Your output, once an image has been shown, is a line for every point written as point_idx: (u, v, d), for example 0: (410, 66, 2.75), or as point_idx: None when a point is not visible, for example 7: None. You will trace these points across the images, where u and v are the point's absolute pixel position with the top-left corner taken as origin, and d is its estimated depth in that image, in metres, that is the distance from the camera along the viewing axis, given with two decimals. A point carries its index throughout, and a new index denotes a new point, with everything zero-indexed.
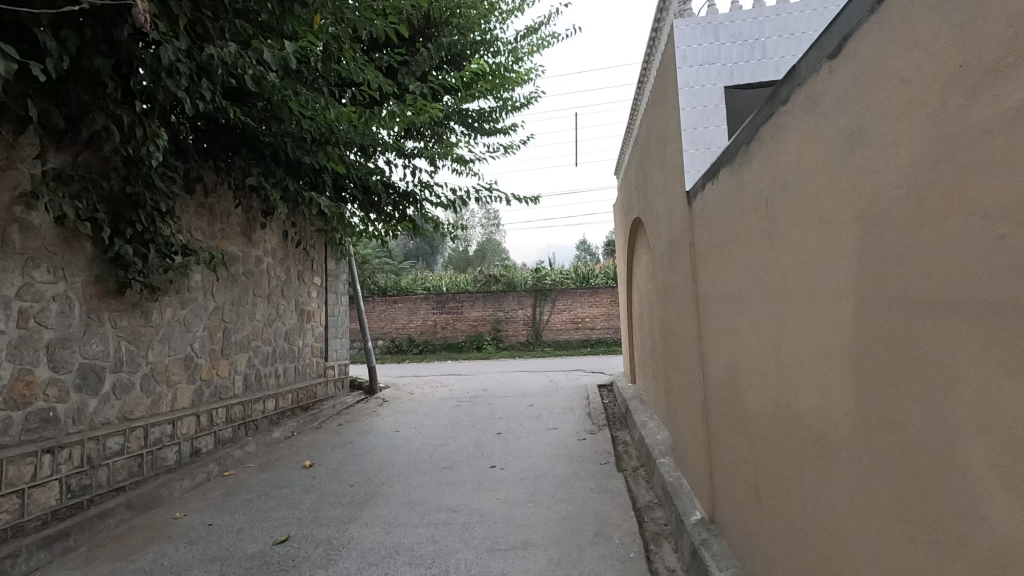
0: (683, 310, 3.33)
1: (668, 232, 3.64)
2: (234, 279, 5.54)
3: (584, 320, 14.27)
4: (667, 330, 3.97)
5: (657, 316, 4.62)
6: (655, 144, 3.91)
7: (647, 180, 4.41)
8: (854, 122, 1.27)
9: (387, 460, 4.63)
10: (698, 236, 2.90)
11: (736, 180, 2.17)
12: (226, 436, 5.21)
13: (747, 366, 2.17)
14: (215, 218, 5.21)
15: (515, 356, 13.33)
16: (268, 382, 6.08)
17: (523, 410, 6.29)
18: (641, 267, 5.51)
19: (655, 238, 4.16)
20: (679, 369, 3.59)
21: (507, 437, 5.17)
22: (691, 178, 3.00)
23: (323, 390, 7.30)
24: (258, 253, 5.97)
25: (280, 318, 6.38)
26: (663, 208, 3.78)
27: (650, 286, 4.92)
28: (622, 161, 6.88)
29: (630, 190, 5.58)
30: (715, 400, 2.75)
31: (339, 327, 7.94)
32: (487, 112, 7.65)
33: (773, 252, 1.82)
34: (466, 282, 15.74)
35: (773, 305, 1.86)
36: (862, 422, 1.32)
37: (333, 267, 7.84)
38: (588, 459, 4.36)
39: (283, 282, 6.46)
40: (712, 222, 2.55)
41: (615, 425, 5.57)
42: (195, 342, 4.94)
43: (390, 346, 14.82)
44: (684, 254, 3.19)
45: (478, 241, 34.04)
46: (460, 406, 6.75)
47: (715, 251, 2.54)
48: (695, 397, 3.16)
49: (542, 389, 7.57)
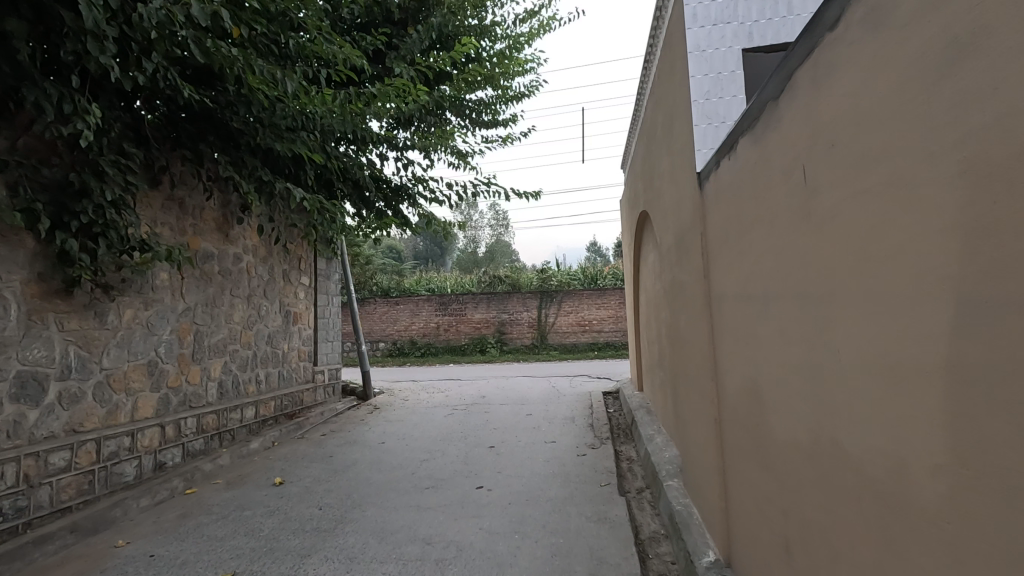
0: (692, 312, 2.87)
1: (676, 223, 3.19)
2: (208, 278, 5.17)
3: (590, 323, 13.80)
4: (675, 334, 3.51)
5: (664, 320, 4.17)
6: (661, 125, 3.45)
7: (652, 167, 3.96)
8: (955, 26, 0.83)
9: (365, 478, 4.19)
10: (710, 225, 2.44)
11: (759, 150, 1.72)
12: (196, 448, 4.82)
13: (773, 384, 1.72)
14: (184, 213, 4.83)
15: (519, 360, 12.87)
16: (247, 388, 5.70)
17: (521, 419, 5.84)
18: (649, 265, 5.03)
19: (662, 231, 3.71)
20: (689, 380, 3.13)
21: (500, 452, 4.72)
22: (703, 158, 2.54)
23: (310, 396, 6.90)
24: (236, 251, 5.60)
25: (261, 321, 6.00)
26: (670, 197, 3.32)
27: (657, 287, 4.47)
28: (628, 153, 6.41)
29: (635, 182, 5.12)
30: (730, 420, 2.29)
31: (330, 330, 7.55)
32: (484, 102, 7.23)
33: (810, 238, 1.37)
34: (470, 283, 15.33)
35: (810, 308, 1.41)
36: (961, 483, 0.88)
37: (323, 267, 7.45)
38: (586, 481, 3.90)
39: (264, 281, 6.08)
40: (728, 206, 2.10)
41: (619, 439, 5.09)
42: (161, 346, 4.56)
43: (391, 349, 14.45)
44: (693, 246, 2.74)
45: (486, 242, 33.61)
46: (454, 415, 6.31)
47: (731, 240, 2.09)
48: (706, 415, 2.70)
49: (543, 397, 7.11)
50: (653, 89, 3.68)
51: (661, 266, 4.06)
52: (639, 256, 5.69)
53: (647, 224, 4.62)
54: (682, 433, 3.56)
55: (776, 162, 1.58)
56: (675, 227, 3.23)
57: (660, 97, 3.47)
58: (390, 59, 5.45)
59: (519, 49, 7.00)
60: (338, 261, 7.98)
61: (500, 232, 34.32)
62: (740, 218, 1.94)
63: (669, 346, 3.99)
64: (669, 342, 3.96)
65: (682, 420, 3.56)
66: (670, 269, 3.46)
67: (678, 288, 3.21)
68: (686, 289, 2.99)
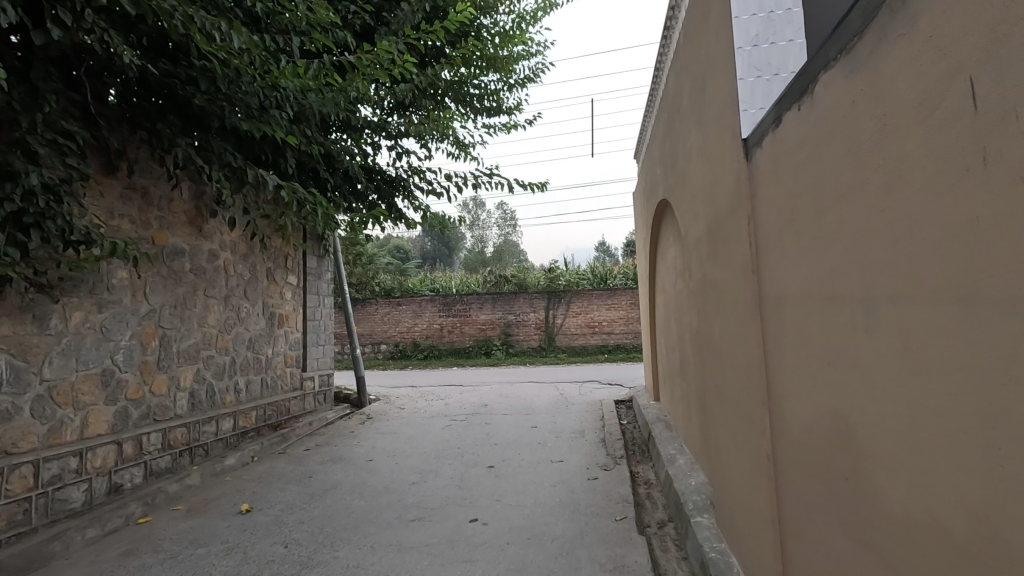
0: (732, 316, 2.32)
1: (708, 207, 2.63)
2: (178, 277, 4.67)
3: (600, 324, 13.21)
4: (704, 342, 2.96)
5: (689, 324, 3.61)
6: (689, 93, 2.90)
7: (676, 147, 3.40)
8: None
9: (345, 505, 3.66)
10: (762, 206, 1.89)
11: (858, 85, 1.19)
12: (161, 467, 4.31)
13: (887, 425, 1.16)
14: (147, 203, 4.33)
15: (525, 363, 12.30)
16: (224, 398, 5.19)
17: (525, 433, 5.29)
18: (668, 262, 4.45)
19: (688, 220, 3.15)
20: (723, 398, 2.58)
21: (500, 473, 4.17)
22: (750, 121, 1.99)
23: (298, 405, 6.38)
24: (212, 247, 5.10)
25: (241, 323, 5.49)
26: (701, 177, 2.76)
27: (679, 285, 3.92)
28: (643, 139, 5.84)
29: (653, 167, 4.55)
30: (792, 460, 1.73)
31: (321, 333, 7.03)
32: (484, 87, 6.70)
33: (999, 197, 0.81)
34: (475, 283, 14.79)
35: (978, 317, 0.87)
36: None
37: (313, 265, 6.94)
38: (599, 513, 3.34)
39: (245, 280, 5.57)
40: (797, 173, 1.54)
41: (635, 457, 4.53)
42: (119, 353, 4.06)
43: (393, 351, 13.95)
44: (735, 233, 2.18)
45: (494, 242, 33.10)
46: (452, 427, 5.77)
47: (803, 218, 1.53)
48: (750, 445, 2.15)
49: (549, 406, 6.54)
50: (679, 52, 3.12)
51: (686, 261, 3.50)
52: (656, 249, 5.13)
53: (669, 213, 4.06)
54: (712, 459, 3.01)
55: (908, 87, 1.02)
56: (706, 211, 2.67)
57: (688, 59, 2.92)
58: (379, 33, 4.91)
59: (522, 28, 6.44)
60: (330, 258, 7.47)
61: (508, 232, 33.81)
62: (825, 185, 1.38)
63: (695, 353, 3.44)
64: (695, 350, 3.41)
65: (711, 443, 3.01)
66: (699, 264, 2.91)
67: (711, 284, 2.65)
68: (723, 286, 2.42)
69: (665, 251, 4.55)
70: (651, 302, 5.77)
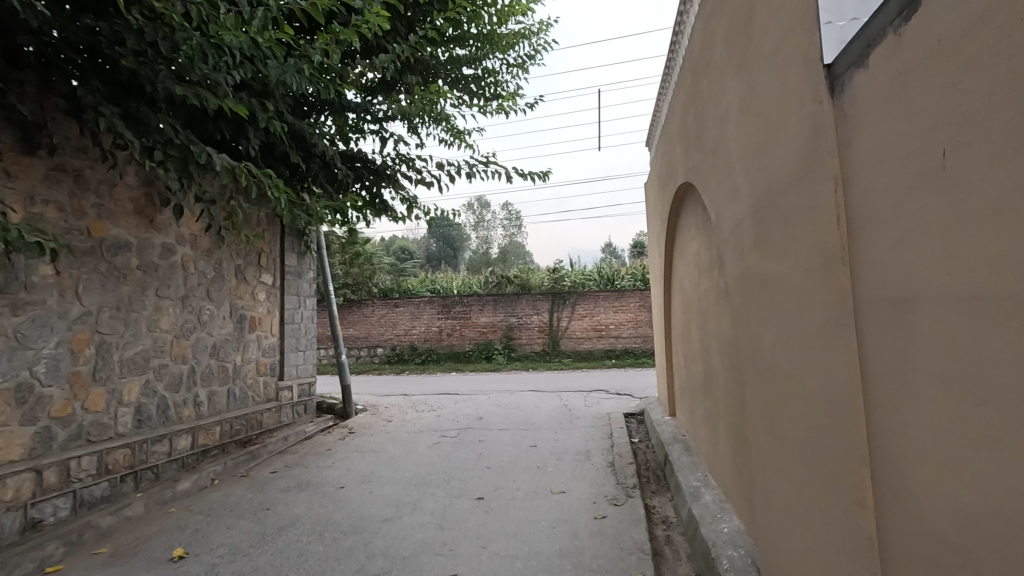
0: (795, 323, 1.65)
1: (755, 176, 1.98)
2: (122, 274, 4.06)
3: (607, 328, 12.52)
4: (743, 355, 2.31)
5: (719, 331, 2.96)
6: (726, 35, 2.25)
7: (704, 113, 2.76)
8: None
9: (299, 549, 3.02)
10: (861, 161, 1.25)
11: None
12: (96, 496, 3.69)
13: None
14: (80, 188, 3.72)
15: (528, 369, 11.64)
16: (180, 413, 4.58)
17: (522, 454, 4.64)
18: (689, 255, 3.79)
19: (721, 200, 2.49)
20: (776, 432, 1.92)
21: (489, 506, 3.52)
22: (837, 39, 1.33)
23: (271, 418, 5.76)
24: (167, 241, 4.50)
25: (202, 327, 4.87)
26: (743, 142, 2.11)
27: (706, 284, 3.25)
28: (658, 121, 5.18)
29: (671, 147, 3.89)
30: (928, 562, 1.07)
31: (300, 338, 6.41)
32: (480, 67, 6.06)
33: None
34: (476, 284, 14.15)
35: None
36: None
37: (291, 263, 6.33)
38: (607, 568, 2.67)
39: (208, 279, 4.96)
40: (968, 81, 0.89)
41: (649, 488, 3.87)
42: (41, 364, 3.45)
43: (390, 355, 13.33)
44: (804, 206, 1.53)
45: (498, 243, 32.49)
46: (440, 444, 5.12)
47: (974, 162, 0.88)
48: (831, 510, 1.49)
49: (550, 420, 5.88)
50: None
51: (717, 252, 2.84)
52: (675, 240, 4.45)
53: (693, 197, 3.39)
54: (754, 505, 2.35)
55: None
56: (751, 183, 2.02)
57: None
58: None
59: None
60: (312, 256, 6.85)
61: (513, 232, 33.20)
62: None
63: (729, 366, 2.78)
64: (729, 363, 2.76)
65: (753, 485, 2.34)
66: (738, 254, 2.25)
67: (758, 280, 1.99)
68: (780, 281, 1.76)
69: (687, 244, 3.89)
70: (666, 304, 5.09)
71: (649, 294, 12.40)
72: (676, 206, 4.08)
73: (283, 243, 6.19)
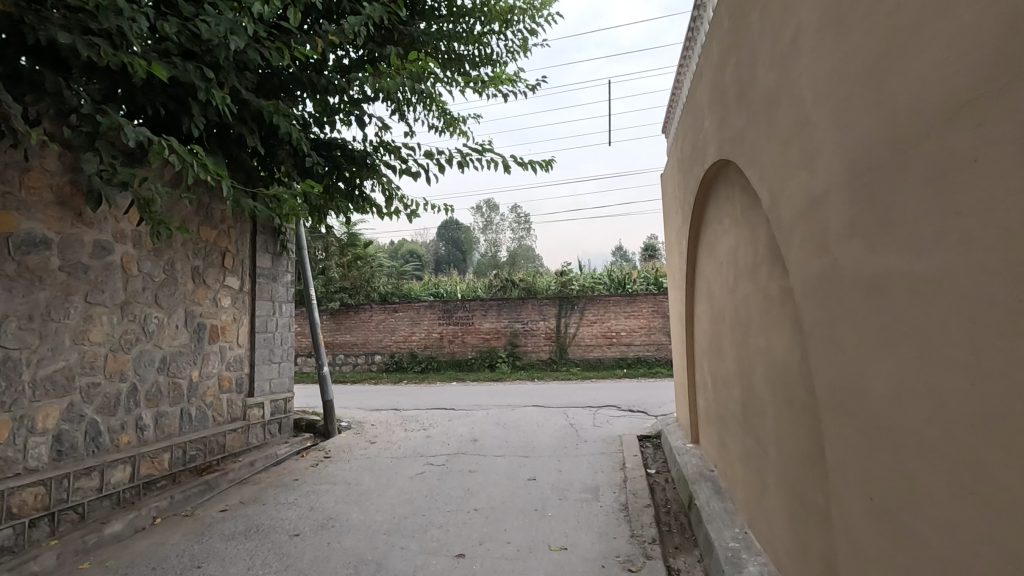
0: (984, 363, 0.92)
1: (859, 124, 1.26)
2: (38, 277, 3.39)
3: (618, 334, 11.74)
4: (822, 396, 1.57)
5: (773, 353, 2.22)
6: None
7: (755, 58, 2.04)
8: None
9: None
10: None
11: None
12: None
13: None
14: None
15: (533, 378, 10.89)
16: (117, 440, 3.90)
17: (518, 491, 3.90)
18: (724, 253, 3.04)
19: (784, 173, 1.76)
20: (902, 532, 1.18)
21: (471, 569, 2.80)
22: None
23: (236, 440, 5.08)
24: (101, 238, 3.83)
25: (148, 338, 4.20)
26: (832, 77, 1.39)
27: (750, 287, 2.53)
28: (678, 101, 4.47)
29: (700, 119, 3.16)
30: None
31: (274, 348, 5.75)
32: (475, 42, 5.35)
33: None
34: (480, 287, 13.44)
35: None
36: None
37: (264, 265, 5.67)
38: None
39: (156, 283, 4.29)
40: None
41: (672, 542, 3.13)
42: None
43: (389, 363, 12.67)
44: None
45: (506, 246, 31.78)
46: (424, 475, 4.41)
47: None
48: None
49: (553, 443, 5.16)
50: None
51: (773, 245, 2.12)
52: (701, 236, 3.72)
53: (733, 179, 2.67)
54: None
55: None
56: (850, 135, 1.30)
57: None
58: None
59: None
60: (291, 258, 6.19)
61: (522, 235, 32.45)
62: None
63: (790, 403, 2.04)
64: (791, 399, 2.02)
65: None
66: (817, 248, 1.53)
67: (866, 286, 1.26)
68: (939, 285, 1.02)
69: (718, 237, 3.16)
70: (689, 312, 4.35)
71: (663, 299, 11.61)
72: (705, 194, 3.36)
73: (255, 242, 5.54)
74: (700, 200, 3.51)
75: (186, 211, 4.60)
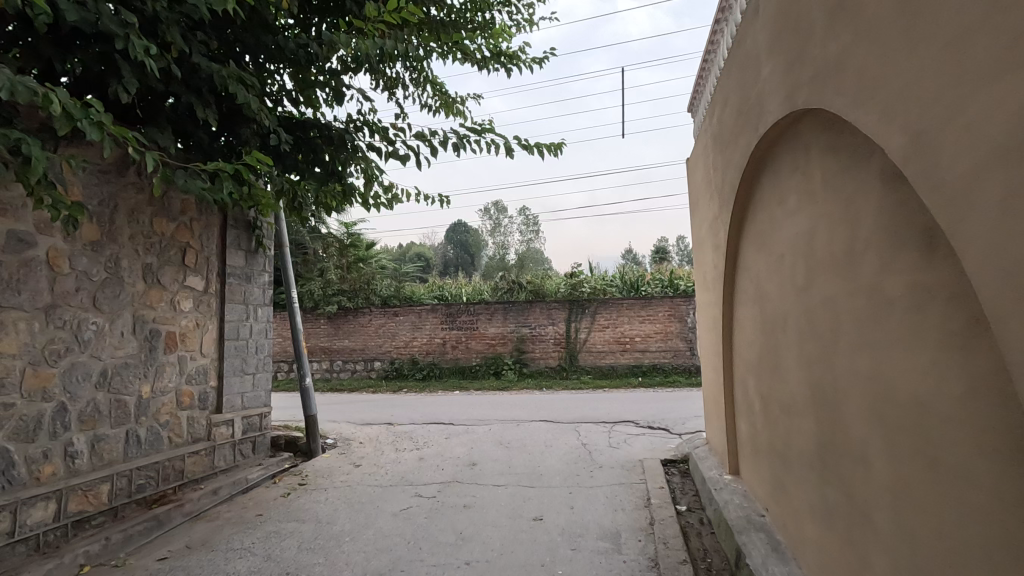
0: None
1: None
2: None
3: (632, 340, 11.00)
4: None
5: (898, 380, 1.50)
6: None
7: None
8: None
9: None
10: None
11: None
12: None
13: None
14: None
15: (541, 388, 10.18)
16: (38, 472, 3.23)
17: (522, 537, 3.19)
18: (789, 244, 2.33)
19: (963, 94, 1.05)
20: None
21: None
22: None
23: (198, 465, 4.41)
24: (18, 228, 3.18)
25: (83, 349, 3.54)
26: None
27: (842, 283, 1.80)
28: (711, 65, 3.75)
29: (755, 70, 2.46)
30: None
31: (246, 358, 5.09)
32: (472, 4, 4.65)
33: None
34: (486, 290, 12.75)
35: None
36: None
37: (236, 263, 5.01)
38: None
39: (95, 282, 3.64)
40: None
41: None
42: None
43: (389, 370, 11.99)
44: None
45: (515, 249, 31.07)
46: (410, 512, 3.70)
47: None
48: None
49: (563, 470, 4.45)
50: None
51: (910, 215, 1.40)
52: (749, 220, 2.99)
53: (817, 134, 1.94)
54: None
55: None
56: None
57: None
58: None
59: None
60: (269, 257, 5.52)
61: (530, 238, 31.74)
62: None
63: (945, 462, 1.31)
64: (951, 458, 1.29)
65: None
66: None
67: None
68: None
69: (780, 218, 2.44)
70: (729, 317, 3.61)
71: (680, 302, 10.87)
72: (760, 165, 2.63)
73: (225, 238, 4.88)
74: (751, 172, 2.79)
75: (135, 199, 3.95)
